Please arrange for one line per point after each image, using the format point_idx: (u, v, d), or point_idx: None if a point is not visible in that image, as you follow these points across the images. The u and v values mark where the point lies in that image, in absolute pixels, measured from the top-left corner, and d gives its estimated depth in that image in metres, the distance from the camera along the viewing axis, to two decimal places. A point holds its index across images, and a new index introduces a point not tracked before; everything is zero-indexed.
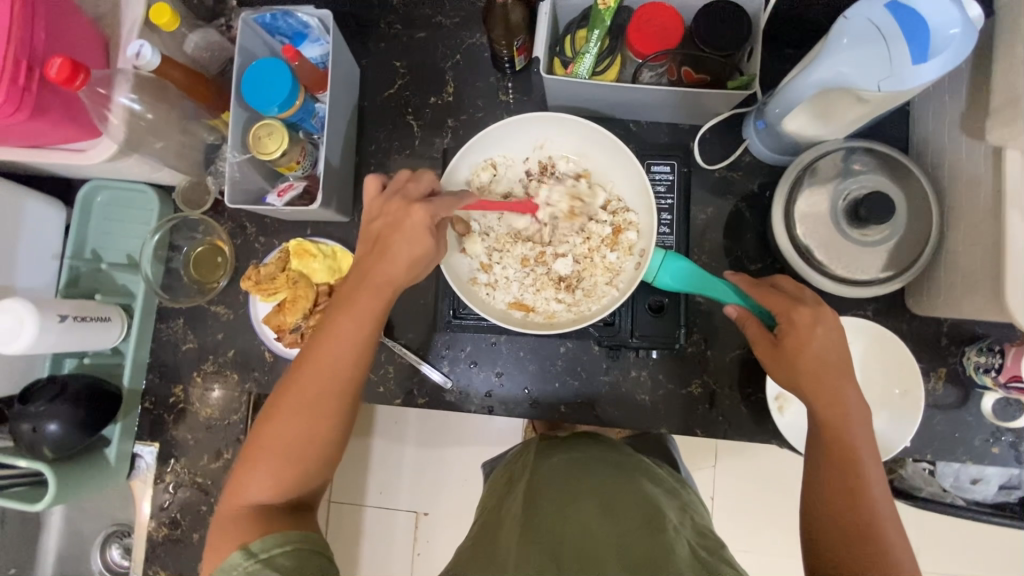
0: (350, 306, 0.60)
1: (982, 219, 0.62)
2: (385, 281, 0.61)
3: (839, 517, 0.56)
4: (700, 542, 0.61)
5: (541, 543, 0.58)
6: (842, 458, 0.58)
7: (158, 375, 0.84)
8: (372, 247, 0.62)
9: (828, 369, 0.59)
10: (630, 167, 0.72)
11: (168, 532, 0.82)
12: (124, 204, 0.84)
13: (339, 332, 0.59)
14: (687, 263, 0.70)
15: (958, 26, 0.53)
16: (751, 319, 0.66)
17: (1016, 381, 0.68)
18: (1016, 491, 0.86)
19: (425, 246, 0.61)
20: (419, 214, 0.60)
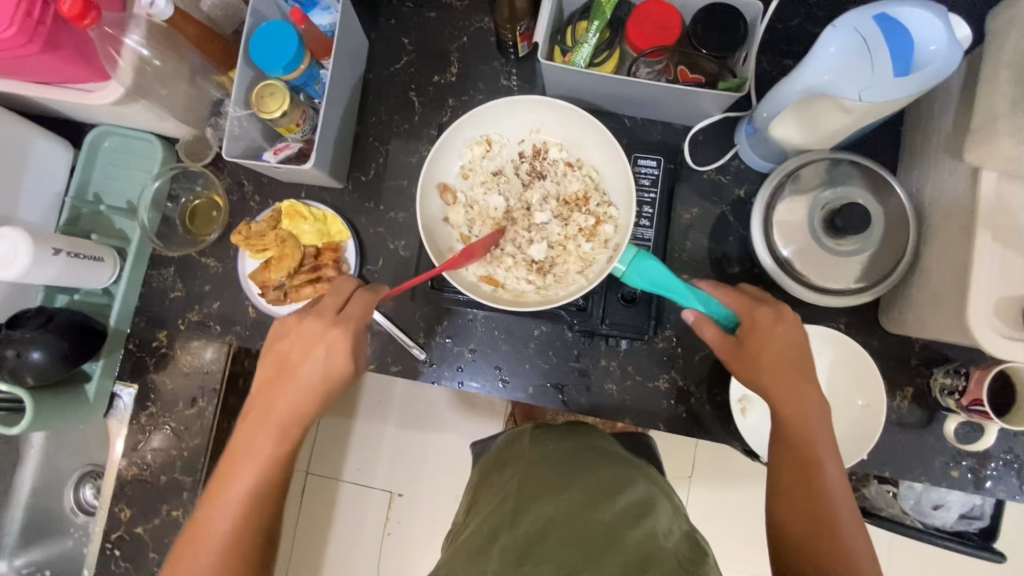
0: (253, 452, 0.61)
1: (953, 238, 0.63)
2: (288, 409, 0.63)
3: (804, 519, 0.57)
4: (690, 543, 0.61)
5: (529, 527, 0.60)
6: (811, 461, 0.59)
7: (144, 320, 0.87)
8: (278, 375, 0.65)
9: (790, 364, 0.62)
10: (620, 162, 0.73)
11: (138, 472, 0.85)
12: (129, 152, 0.87)
13: (243, 481, 0.60)
14: (655, 264, 0.68)
15: (939, 43, 0.55)
16: (708, 322, 0.66)
17: (976, 404, 0.68)
18: (975, 521, 0.89)
19: (340, 367, 0.65)
20: (339, 336, 0.65)
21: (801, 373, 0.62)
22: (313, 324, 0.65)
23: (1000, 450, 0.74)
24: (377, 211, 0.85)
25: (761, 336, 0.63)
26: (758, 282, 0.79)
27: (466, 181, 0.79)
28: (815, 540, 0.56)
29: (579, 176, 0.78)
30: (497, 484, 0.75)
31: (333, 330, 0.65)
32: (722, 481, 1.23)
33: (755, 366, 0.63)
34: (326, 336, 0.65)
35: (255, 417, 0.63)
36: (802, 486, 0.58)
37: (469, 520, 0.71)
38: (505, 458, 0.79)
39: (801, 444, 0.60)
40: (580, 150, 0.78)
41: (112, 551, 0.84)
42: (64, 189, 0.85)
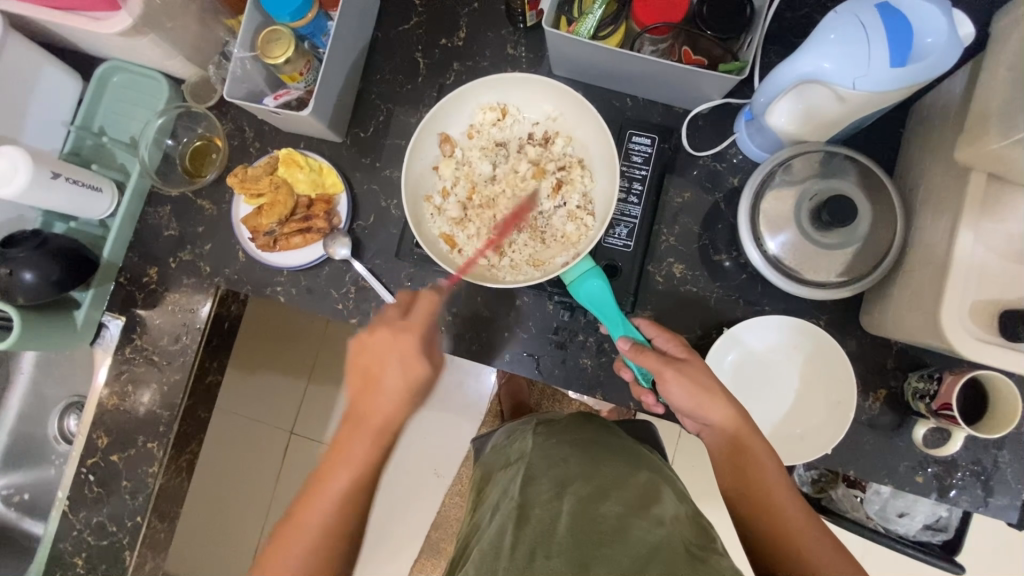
0: (342, 459, 0.62)
1: (937, 238, 0.63)
2: (382, 419, 0.63)
3: (767, 526, 0.60)
4: (696, 528, 0.62)
5: (537, 525, 0.62)
6: (762, 472, 0.61)
7: (138, 255, 0.88)
8: (364, 385, 0.64)
9: (713, 385, 0.64)
10: (612, 175, 0.74)
11: (118, 402, 0.86)
12: (137, 89, 0.88)
13: (335, 486, 0.61)
14: (601, 283, 0.71)
15: (935, 35, 0.55)
16: (644, 351, 0.66)
17: (945, 409, 0.68)
18: (939, 533, 0.89)
19: (416, 372, 0.64)
20: (408, 339, 0.64)
21: (731, 401, 0.63)
22: (385, 334, 0.64)
23: (967, 460, 0.73)
24: (373, 169, 0.86)
25: (695, 365, 0.65)
26: (742, 272, 0.79)
27: (469, 140, 0.79)
28: (781, 550, 0.58)
29: (571, 175, 0.77)
30: (503, 479, 0.76)
31: (405, 335, 0.64)
32: (699, 478, 1.24)
33: (692, 389, 0.63)
34: (398, 341, 0.64)
35: (350, 426, 0.64)
36: (758, 496, 0.61)
37: (480, 514, 0.73)
38: (512, 455, 0.82)
39: (744, 461, 0.62)
40: (584, 152, 0.78)
41: (85, 476, 0.86)
42: (69, 119, 0.86)
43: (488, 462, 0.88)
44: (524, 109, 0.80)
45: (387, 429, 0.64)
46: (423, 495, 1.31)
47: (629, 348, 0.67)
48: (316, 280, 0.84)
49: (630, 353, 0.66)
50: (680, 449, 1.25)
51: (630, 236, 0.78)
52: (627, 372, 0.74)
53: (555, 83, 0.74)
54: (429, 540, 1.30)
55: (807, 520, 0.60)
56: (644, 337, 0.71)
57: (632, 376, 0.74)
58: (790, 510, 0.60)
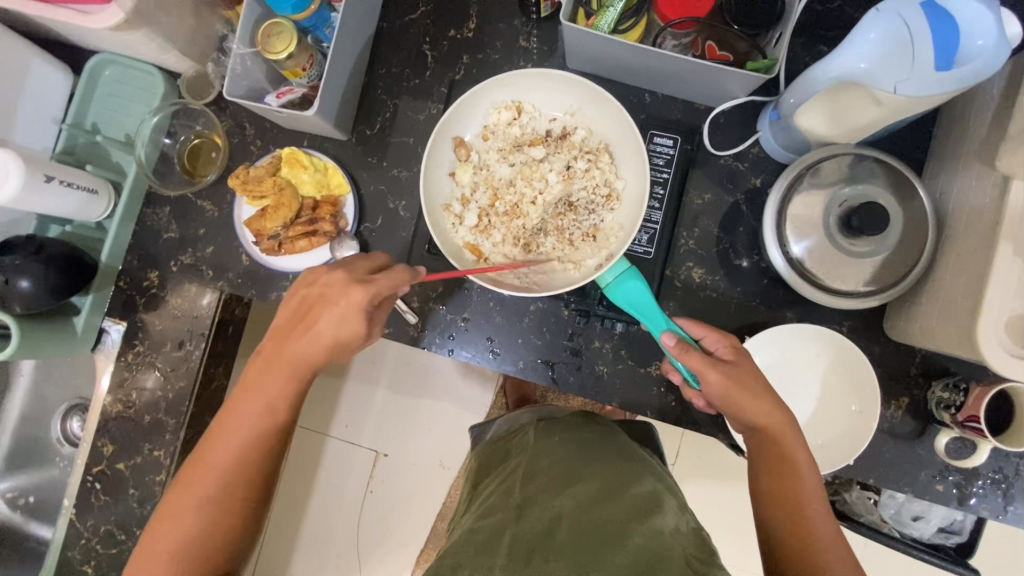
0: (250, 399, 0.60)
1: (973, 250, 0.60)
2: (302, 359, 0.60)
3: (787, 530, 0.59)
4: (698, 542, 0.59)
5: (535, 524, 0.61)
6: (793, 480, 0.60)
7: (136, 258, 0.85)
8: (297, 322, 0.61)
9: (761, 385, 0.62)
10: (642, 171, 0.70)
11: (122, 409, 0.85)
12: (131, 83, 0.84)
13: (247, 417, 0.59)
14: (641, 285, 0.69)
15: (987, 38, 0.51)
16: (691, 350, 0.63)
17: (972, 420, 0.66)
18: (952, 536, 0.89)
19: (354, 330, 0.60)
20: (358, 294, 0.59)
21: (779, 405, 0.62)
22: (339, 276, 0.61)
23: (988, 468, 0.72)
24: (380, 168, 0.82)
25: (741, 367, 0.63)
26: (762, 276, 0.77)
27: (484, 142, 0.76)
28: (798, 555, 0.57)
29: (596, 171, 0.73)
30: (500, 476, 0.76)
31: (353, 289, 0.60)
32: (706, 473, 1.21)
33: (737, 390, 0.61)
34: (347, 292, 0.60)
35: (267, 360, 0.61)
36: (787, 503, 0.59)
37: (479, 500, 0.73)
38: (512, 449, 0.82)
39: (780, 468, 0.61)
40: (608, 147, 0.74)
41: (91, 483, 0.84)
42: (61, 116, 0.82)
43: (488, 450, 0.88)
44: (540, 105, 0.76)
45: (309, 373, 0.61)
46: (430, 490, 1.30)
47: (675, 345, 0.64)
48: None
49: (676, 351, 0.64)
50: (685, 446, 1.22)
51: (650, 241, 0.76)
52: (676, 375, 0.71)
53: (576, 78, 0.70)
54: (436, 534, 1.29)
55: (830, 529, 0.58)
56: (689, 335, 0.68)
57: (681, 378, 0.71)
58: (814, 513, 0.59)
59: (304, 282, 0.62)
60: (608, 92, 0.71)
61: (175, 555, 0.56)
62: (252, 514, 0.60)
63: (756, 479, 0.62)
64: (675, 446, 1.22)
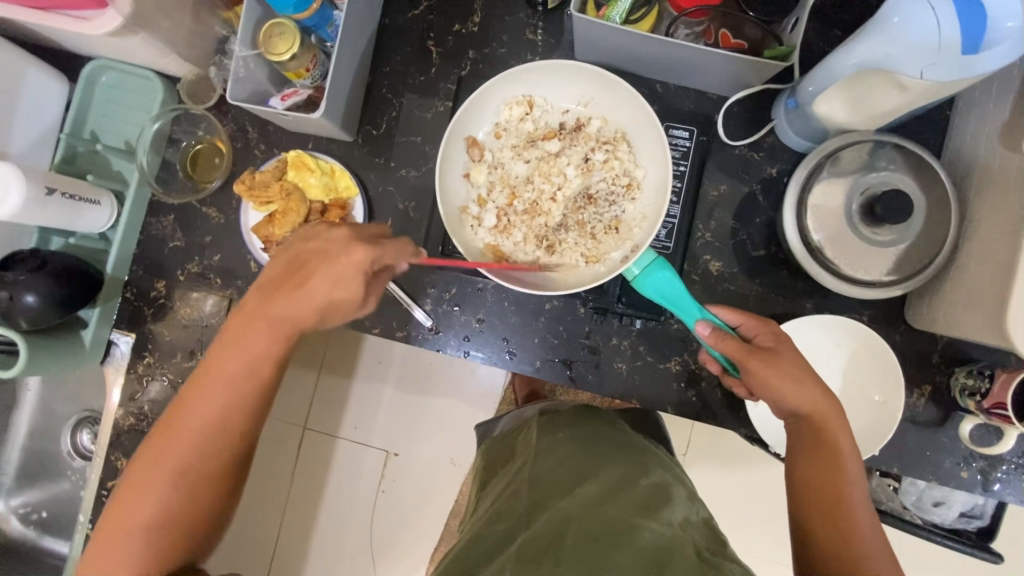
0: (229, 360, 0.57)
1: (1000, 235, 0.59)
2: (288, 317, 0.56)
3: (819, 516, 0.59)
4: (706, 532, 0.59)
5: (544, 525, 0.58)
6: (833, 472, 0.59)
7: (142, 268, 0.84)
8: (290, 277, 0.57)
9: (804, 372, 0.61)
10: (663, 158, 0.69)
11: (135, 422, 0.83)
12: (129, 89, 0.83)
13: (227, 374, 0.57)
14: (670, 274, 0.67)
15: (1017, 19, 0.50)
16: (727, 336, 0.63)
17: (998, 408, 0.66)
18: (975, 521, 0.89)
19: (350, 293, 0.56)
20: (362, 254, 0.56)
21: (824, 393, 0.61)
22: (341, 233, 0.57)
23: (1013, 453, 0.72)
24: (387, 168, 0.81)
25: (783, 354, 0.62)
26: (780, 267, 0.76)
27: (497, 141, 0.74)
28: (831, 541, 0.57)
29: (615, 161, 0.72)
30: (508, 472, 0.73)
31: (354, 249, 0.56)
32: (720, 465, 1.20)
33: (780, 378, 0.60)
34: (348, 249, 0.56)
35: (252, 315, 0.57)
36: (822, 491, 0.59)
37: (486, 502, 0.71)
38: (516, 448, 0.79)
39: (820, 457, 0.60)
40: (625, 137, 0.72)
41: (107, 498, 0.83)
42: (58, 126, 0.80)
43: (493, 449, 0.85)
44: (551, 98, 0.75)
45: (297, 332, 0.58)
46: (443, 490, 1.28)
47: (711, 333, 0.63)
48: None
49: (712, 340, 0.63)
50: (696, 437, 1.21)
51: (668, 236, 0.75)
52: (714, 364, 0.71)
53: (590, 68, 0.69)
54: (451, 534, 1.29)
55: (866, 519, 0.58)
56: (727, 323, 0.68)
57: (719, 367, 0.70)
58: (853, 503, 0.59)
59: (305, 237, 0.59)
60: (623, 81, 0.69)
61: (154, 521, 0.55)
62: (233, 476, 0.58)
63: (792, 463, 0.62)
64: (686, 437, 1.21)
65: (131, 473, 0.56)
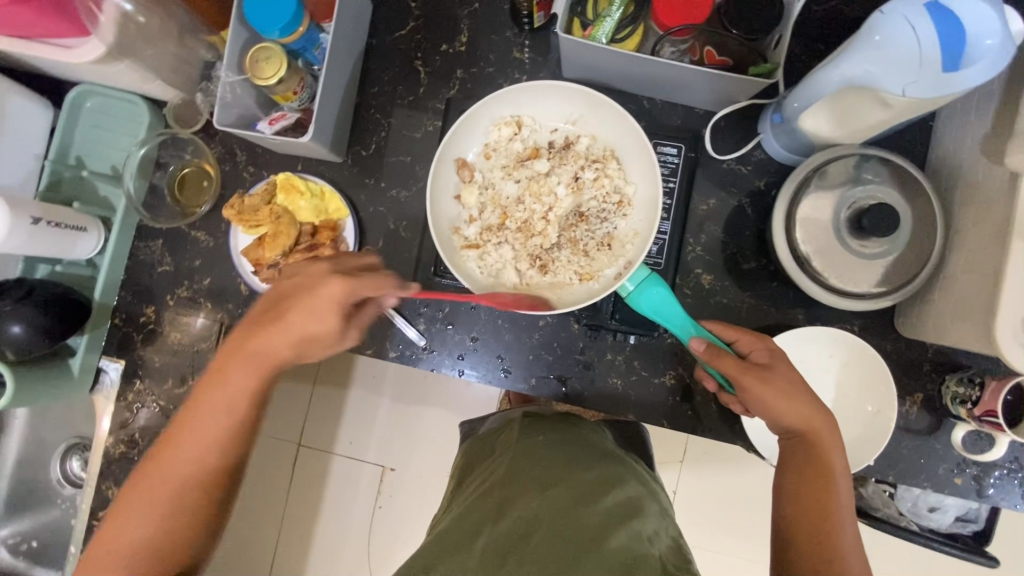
0: (217, 399, 0.58)
1: (985, 246, 0.60)
2: (269, 352, 0.58)
3: (805, 530, 0.59)
4: (675, 550, 0.59)
5: (513, 524, 0.58)
6: (823, 488, 0.60)
7: (131, 293, 0.83)
8: (269, 317, 0.58)
9: (797, 389, 0.61)
10: (652, 175, 0.69)
11: (125, 450, 0.82)
12: (114, 114, 0.82)
13: (211, 408, 0.58)
14: (664, 291, 0.68)
15: (996, 37, 0.51)
16: (721, 354, 0.63)
17: (989, 416, 0.67)
18: (970, 525, 0.90)
19: (325, 326, 0.57)
20: (335, 288, 0.56)
21: (817, 409, 0.61)
22: (316, 269, 0.59)
23: (1005, 458, 0.73)
24: (377, 188, 0.81)
25: (778, 371, 0.62)
26: (771, 279, 0.76)
27: (487, 161, 0.74)
28: (812, 555, 0.57)
29: (605, 178, 0.72)
30: (486, 468, 0.73)
31: (325, 284, 0.56)
32: (716, 473, 1.20)
33: (772, 395, 0.60)
34: (318, 285, 0.57)
35: (235, 351, 0.59)
36: (807, 505, 0.60)
37: (462, 496, 0.71)
38: (494, 447, 0.79)
39: (811, 473, 0.61)
40: (614, 153, 0.73)
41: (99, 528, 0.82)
42: (43, 152, 0.80)
43: (473, 447, 0.84)
44: (540, 117, 0.75)
45: (276, 367, 0.59)
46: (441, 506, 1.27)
47: (705, 349, 0.64)
48: None
49: (707, 357, 0.64)
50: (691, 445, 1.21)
51: (660, 252, 0.75)
52: (710, 381, 0.71)
53: (578, 88, 0.69)
54: None
55: (851, 533, 0.59)
56: (721, 338, 0.68)
57: (715, 385, 0.70)
58: (839, 520, 0.59)
59: (288, 276, 0.60)
60: (611, 100, 0.70)
61: (140, 542, 0.57)
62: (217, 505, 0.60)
63: (780, 476, 0.63)
64: (682, 446, 1.21)
65: (122, 497, 0.59)
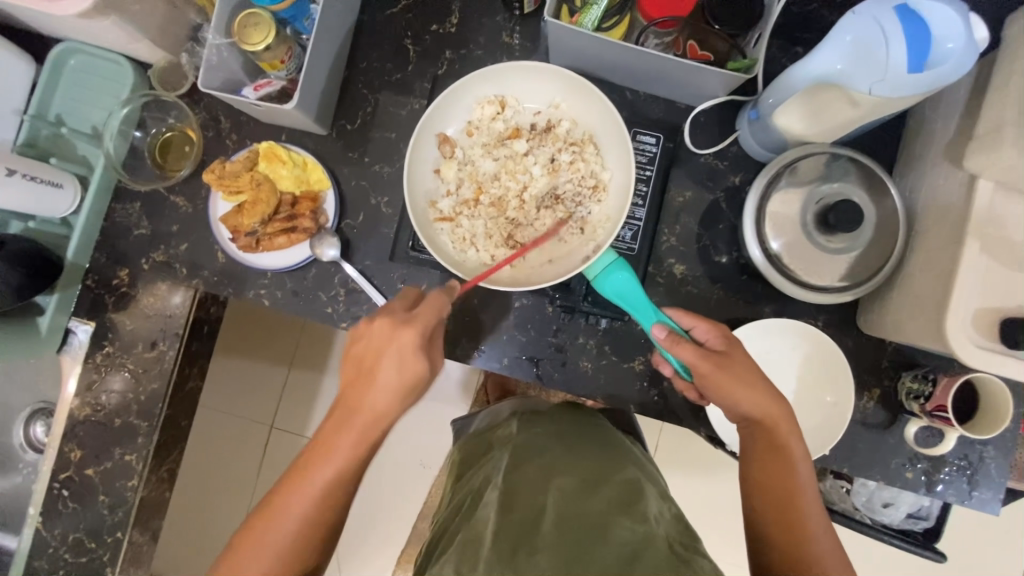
0: (308, 486, 0.57)
1: (942, 246, 0.62)
2: (374, 415, 0.58)
3: (777, 523, 0.60)
4: (679, 528, 0.57)
5: (523, 514, 0.56)
6: (785, 474, 0.61)
7: (105, 255, 0.82)
8: (358, 380, 0.59)
9: (754, 376, 0.63)
10: (627, 161, 0.71)
11: (90, 414, 0.81)
12: (99, 74, 0.82)
13: (318, 478, 0.57)
14: (628, 277, 0.69)
15: (957, 41, 0.53)
16: (681, 340, 0.64)
17: (940, 411, 0.69)
18: (921, 521, 0.93)
19: (415, 371, 0.59)
20: (410, 334, 0.59)
21: (773, 395, 0.63)
22: (384, 324, 0.60)
23: (955, 455, 0.75)
24: (361, 163, 0.81)
25: (733, 358, 0.64)
26: (741, 272, 0.78)
27: (469, 138, 0.76)
28: (785, 547, 0.58)
29: (583, 161, 0.74)
30: (487, 463, 0.70)
31: (402, 330, 0.59)
32: (684, 468, 1.22)
33: (729, 381, 0.62)
34: (397, 336, 0.59)
35: (332, 423, 0.59)
36: (773, 496, 0.61)
37: (462, 497, 0.67)
38: (495, 441, 0.76)
39: (772, 460, 0.62)
40: (592, 139, 0.74)
41: (59, 491, 0.81)
42: (22, 107, 0.79)
43: (471, 443, 0.82)
44: (524, 99, 0.76)
45: (380, 430, 0.59)
46: (412, 490, 1.27)
47: (666, 336, 0.65)
48: (303, 282, 0.80)
49: (667, 343, 0.65)
50: (664, 440, 1.23)
51: (634, 238, 0.77)
52: (668, 367, 0.72)
53: (558, 71, 0.71)
54: (416, 531, 1.25)
55: (820, 521, 0.59)
56: (680, 326, 0.69)
57: (672, 370, 0.72)
58: (809, 509, 0.60)
59: (350, 342, 0.61)
60: (593, 85, 0.71)
61: None
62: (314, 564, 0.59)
63: (745, 468, 0.64)
64: (654, 440, 1.23)
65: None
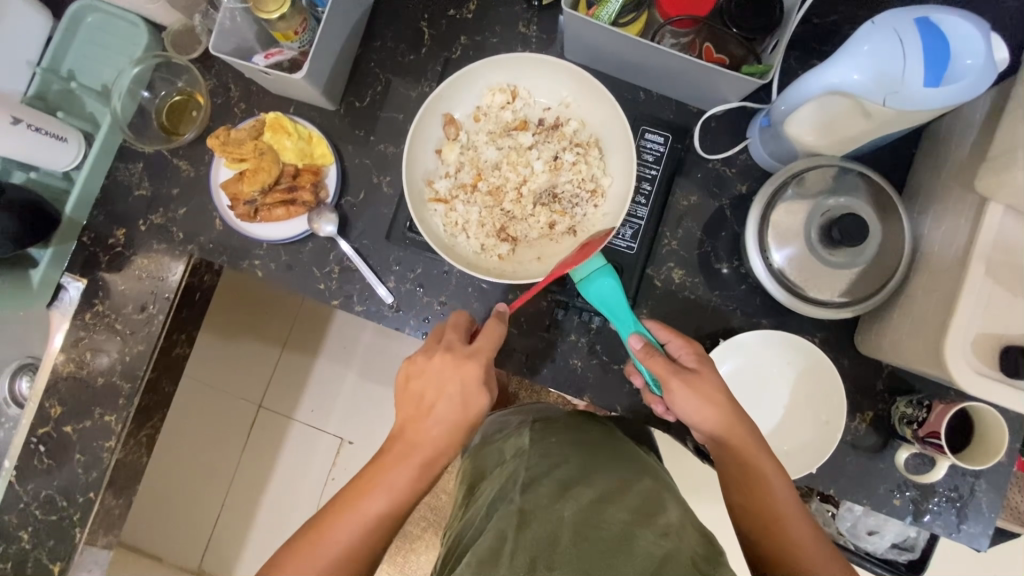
0: (339, 523, 0.55)
1: (946, 269, 0.61)
2: (426, 453, 0.59)
3: (772, 547, 0.56)
4: (704, 540, 0.55)
5: (540, 530, 0.53)
6: (762, 494, 0.58)
7: (103, 213, 0.81)
8: (414, 415, 0.61)
9: (723, 398, 0.61)
10: (629, 169, 0.71)
11: (74, 370, 0.81)
12: (113, 32, 0.82)
13: (351, 519, 0.55)
14: (614, 282, 0.68)
15: (975, 57, 0.52)
16: (654, 353, 0.63)
17: (932, 437, 0.68)
18: (906, 552, 0.92)
19: (475, 407, 0.62)
20: (473, 370, 0.62)
21: (742, 419, 0.61)
22: (445, 359, 0.62)
23: (945, 486, 0.74)
24: (366, 142, 0.80)
25: (704, 377, 0.62)
26: (741, 282, 0.77)
27: (475, 123, 0.75)
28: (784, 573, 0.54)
29: (586, 162, 0.73)
30: (501, 475, 0.66)
31: (468, 364, 0.62)
32: None
33: (697, 399, 0.61)
34: (459, 371, 0.61)
35: (390, 455, 0.59)
36: (764, 517, 0.57)
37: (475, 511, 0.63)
38: (506, 452, 0.72)
39: (751, 480, 0.59)
40: (598, 143, 0.74)
41: (36, 447, 0.80)
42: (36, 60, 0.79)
43: (479, 456, 0.78)
44: (535, 93, 0.76)
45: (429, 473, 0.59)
46: None
47: (641, 347, 0.65)
48: (298, 256, 0.79)
49: (641, 355, 0.64)
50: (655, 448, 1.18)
51: (634, 236, 0.76)
52: (639, 377, 0.71)
53: (573, 68, 0.70)
54: None
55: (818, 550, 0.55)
56: (656, 338, 0.68)
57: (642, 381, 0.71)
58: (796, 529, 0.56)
59: (407, 376, 0.63)
60: (605, 88, 0.70)
61: None
62: None
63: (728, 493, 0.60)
64: None
65: None
